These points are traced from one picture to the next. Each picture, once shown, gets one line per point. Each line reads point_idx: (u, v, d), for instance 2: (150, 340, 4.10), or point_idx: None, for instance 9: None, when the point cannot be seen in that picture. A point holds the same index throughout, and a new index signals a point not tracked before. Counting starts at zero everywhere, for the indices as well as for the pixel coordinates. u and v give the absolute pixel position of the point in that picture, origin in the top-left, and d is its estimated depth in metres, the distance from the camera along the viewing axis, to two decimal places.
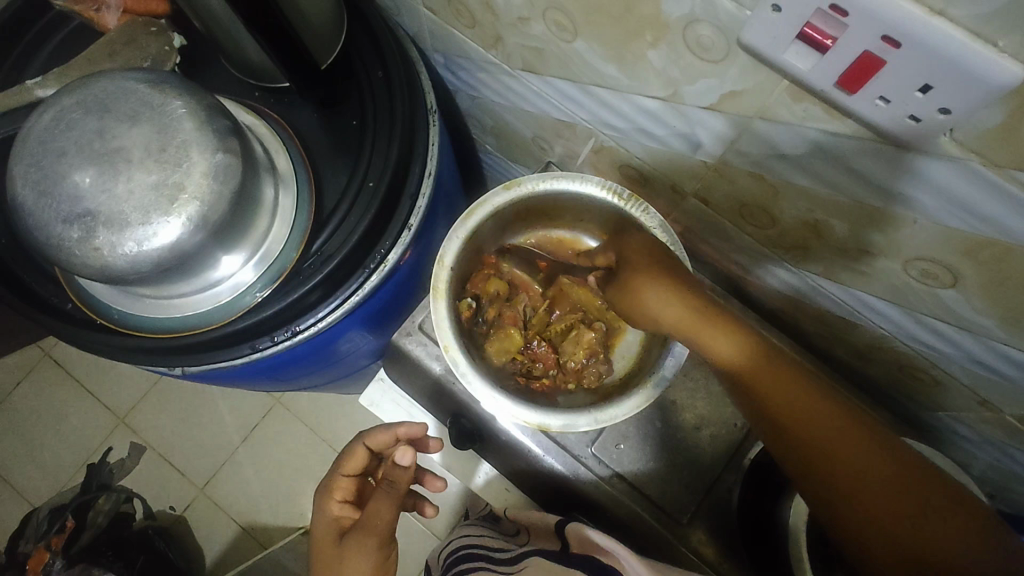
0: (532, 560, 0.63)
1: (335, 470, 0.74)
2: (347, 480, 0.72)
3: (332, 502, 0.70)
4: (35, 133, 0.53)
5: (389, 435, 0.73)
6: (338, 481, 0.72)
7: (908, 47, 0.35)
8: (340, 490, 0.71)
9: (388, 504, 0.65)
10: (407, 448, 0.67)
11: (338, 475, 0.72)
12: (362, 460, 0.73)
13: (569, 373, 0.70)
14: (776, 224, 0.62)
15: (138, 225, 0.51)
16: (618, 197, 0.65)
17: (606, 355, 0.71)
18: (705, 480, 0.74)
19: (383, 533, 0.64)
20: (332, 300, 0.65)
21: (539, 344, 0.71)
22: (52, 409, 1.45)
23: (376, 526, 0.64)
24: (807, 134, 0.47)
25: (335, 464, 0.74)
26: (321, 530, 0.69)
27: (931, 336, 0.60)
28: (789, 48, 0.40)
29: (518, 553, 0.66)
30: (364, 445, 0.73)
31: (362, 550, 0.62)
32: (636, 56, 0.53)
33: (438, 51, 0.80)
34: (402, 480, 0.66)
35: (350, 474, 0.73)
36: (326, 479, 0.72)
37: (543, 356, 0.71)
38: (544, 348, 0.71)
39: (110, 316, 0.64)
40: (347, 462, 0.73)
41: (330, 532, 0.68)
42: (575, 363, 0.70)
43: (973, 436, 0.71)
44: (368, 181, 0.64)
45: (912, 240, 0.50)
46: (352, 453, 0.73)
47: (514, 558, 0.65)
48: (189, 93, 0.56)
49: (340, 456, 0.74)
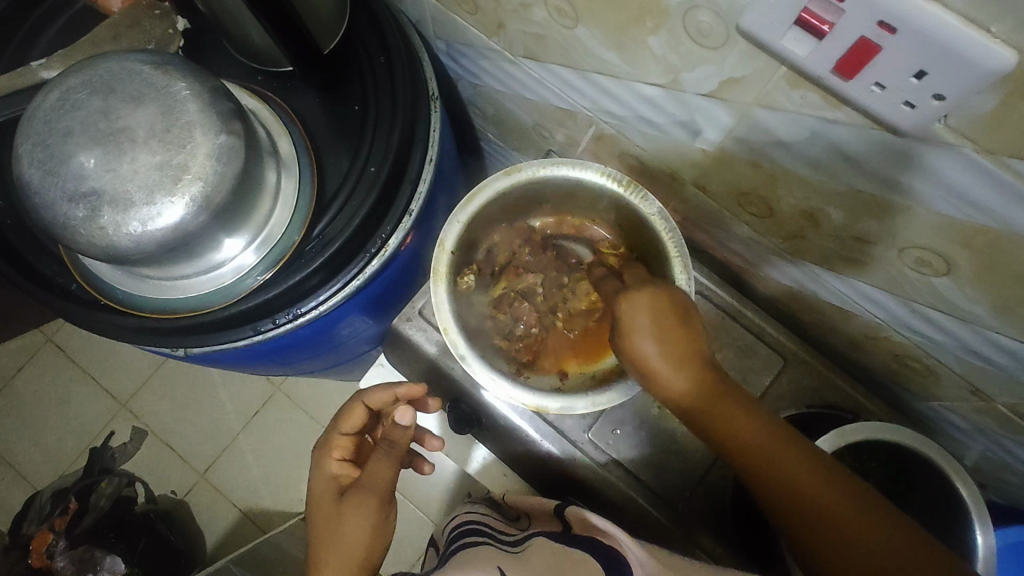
0: (537, 539, 0.64)
1: (333, 429, 0.74)
2: (346, 439, 0.73)
3: (331, 460, 0.71)
4: (41, 113, 0.53)
5: (388, 395, 0.73)
6: (337, 441, 0.73)
7: (904, 33, 0.35)
8: (339, 449, 0.72)
9: (389, 464, 0.67)
10: (407, 408, 0.65)
11: (337, 434, 0.73)
12: (360, 419, 0.74)
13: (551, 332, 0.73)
14: (774, 213, 0.62)
15: (142, 205, 0.52)
16: (618, 184, 0.65)
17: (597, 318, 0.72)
18: (696, 468, 0.75)
19: (383, 492, 0.67)
20: (333, 283, 0.65)
21: (525, 306, 0.74)
22: (55, 393, 1.47)
23: (377, 485, 0.66)
24: (805, 122, 0.48)
25: (332, 422, 0.74)
26: (320, 485, 0.70)
27: (926, 325, 0.60)
28: (787, 34, 0.40)
29: (523, 535, 0.67)
30: (364, 404, 0.73)
31: (363, 508, 0.65)
32: (636, 43, 0.54)
33: (440, 38, 0.80)
34: (401, 441, 0.66)
35: (349, 433, 0.73)
36: (325, 437, 0.73)
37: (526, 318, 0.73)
38: (527, 309, 0.73)
39: (114, 297, 0.65)
40: (346, 421, 0.73)
41: (330, 490, 0.70)
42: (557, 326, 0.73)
43: (966, 425, 0.72)
44: (370, 168, 0.65)
45: (906, 227, 0.51)
46: (351, 412, 0.73)
47: (518, 540, 0.66)
48: (192, 75, 0.57)
49: (338, 415, 0.74)
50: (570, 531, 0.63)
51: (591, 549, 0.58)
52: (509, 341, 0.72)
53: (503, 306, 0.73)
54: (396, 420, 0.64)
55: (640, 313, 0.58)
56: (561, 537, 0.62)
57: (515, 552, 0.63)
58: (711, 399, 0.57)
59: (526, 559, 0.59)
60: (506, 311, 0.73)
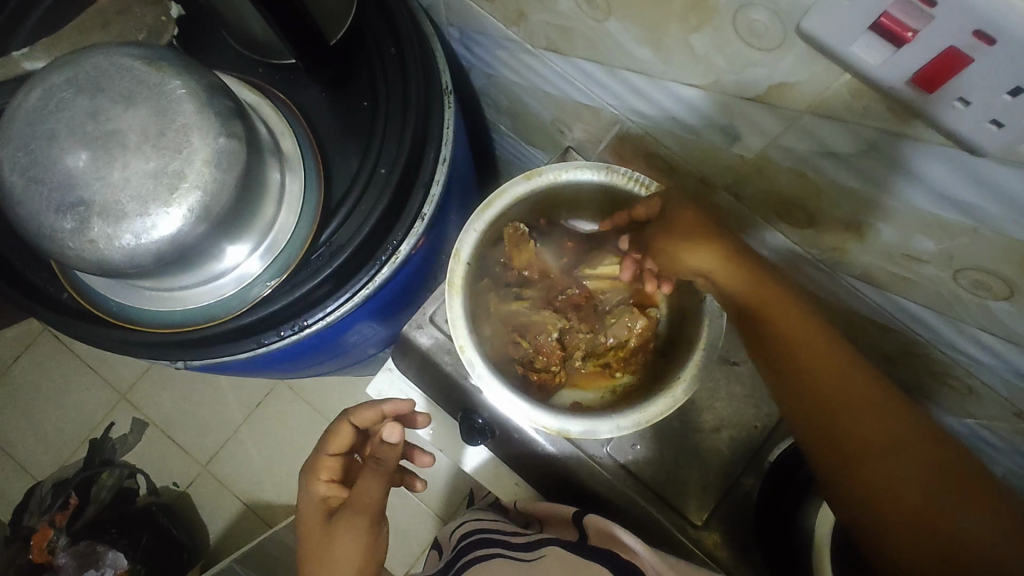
0: (551, 549, 0.61)
1: (319, 449, 0.71)
2: (333, 459, 0.70)
3: (318, 482, 0.68)
4: (21, 114, 0.49)
5: (375, 413, 0.71)
6: (324, 461, 0.69)
7: (1004, 45, 0.31)
8: (326, 469, 0.69)
9: (378, 482, 0.65)
10: (395, 425, 0.66)
11: (323, 454, 0.70)
12: (348, 439, 0.71)
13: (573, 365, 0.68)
14: (814, 223, 0.58)
15: (136, 216, 0.48)
16: (645, 189, 0.61)
17: (631, 346, 0.66)
18: (718, 484, 0.72)
19: (372, 511, 0.64)
20: (341, 294, 0.61)
21: (548, 336, 0.67)
22: (52, 384, 1.44)
23: (366, 505, 0.64)
24: (864, 135, 0.43)
25: (319, 442, 0.71)
26: (308, 509, 0.67)
27: (972, 345, 0.57)
28: (859, 39, 0.36)
29: (534, 539, 0.64)
30: (350, 423, 0.70)
31: (353, 529, 0.63)
32: (674, 40, 0.49)
33: (452, 25, 0.75)
34: (390, 459, 0.66)
35: (336, 453, 0.70)
36: (311, 459, 0.70)
37: (549, 350, 0.67)
38: (551, 341, 0.67)
39: (107, 308, 0.61)
40: (333, 441, 0.70)
41: (317, 512, 0.66)
42: (578, 359, 0.68)
43: (1000, 443, 0.69)
44: (380, 169, 0.61)
45: (965, 249, 0.47)
46: (337, 432, 0.70)
47: (530, 545, 0.63)
48: (188, 72, 0.52)
49: (325, 435, 0.71)
50: (582, 542, 0.60)
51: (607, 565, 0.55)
52: (529, 371, 0.66)
53: (519, 333, 0.67)
54: (384, 437, 0.64)
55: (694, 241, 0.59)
56: (572, 548, 0.59)
57: (530, 562, 0.59)
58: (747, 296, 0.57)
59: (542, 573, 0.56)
60: (528, 337, 0.67)
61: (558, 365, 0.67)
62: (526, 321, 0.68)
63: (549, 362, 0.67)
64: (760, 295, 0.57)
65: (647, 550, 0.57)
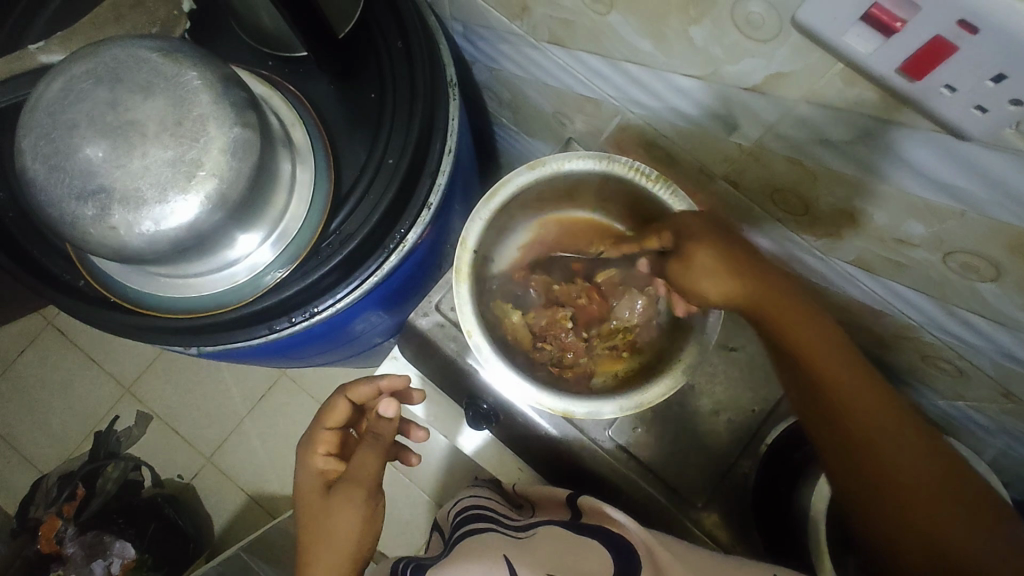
0: (542, 530, 0.60)
1: (316, 424, 0.73)
2: (330, 434, 0.72)
3: (315, 456, 0.71)
4: (43, 104, 0.50)
5: (371, 388, 0.72)
6: (321, 435, 0.72)
7: (987, 34, 0.32)
8: (323, 444, 0.71)
9: (375, 456, 0.67)
10: (392, 400, 0.67)
11: (320, 429, 0.72)
12: (344, 415, 0.73)
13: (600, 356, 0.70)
14: (810, 210, 0.60)
15: (154, 203, 0.49)
16: (645, 178, 0.62)
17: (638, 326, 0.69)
18: (717, 466, 0.74)
19: (370, 483, 0.66)
20: (349, 282, 0.63)
21: (567, 333, 0.70)
22: (57, 377, 1.45)
23: (364, 477, 0.66)
24: (856, 121, 0.45)
25: (315, 417, 0.73)
26: (306, 482, 0.69)
27: (961, 327, 0.59)
28: (851, 30, 0.38)
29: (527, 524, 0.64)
30: (346, 399, 0.72)
31: (351, 498, 0.64)
32: (675, 32, 0.50)
33: (456, 19, 0.76)
34: (387, 432, 0.68)
35: (333, 427, 0.72)
36: (308, 433, 0.72)
37: (572, 346, 0.70)
38: (571, 337, 0.70)
39: (124, 295, 0.63)
40: (329, 416, 0.72)
41: (315, 486, 0.68)
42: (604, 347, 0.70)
43: (990, 425, 0.71)
44: (387, 160, 0.62)
45: (954, 232, 0.49)
46: (333, 407, 0.72)
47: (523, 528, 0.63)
48: (203, 63, 0.53)
49: (321, 409, 0.73)
50: (578, 520, 0.62)
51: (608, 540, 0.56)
52: (563, 370, 0.69)
53: (538, 334, 0.70)
54: (381, 412, 0.66)
55: (707, 267, 0.59)
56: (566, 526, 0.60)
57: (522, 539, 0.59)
58: (773, 307, 0.57)
59: (531, 548, 0.55)
60: (548, 340, 0.69)
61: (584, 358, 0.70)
62: (547, 324, 0.70)
63: (576, 357, 0.69)
64: (777, 310, 0.57)
65: (631, 521, 0.58)
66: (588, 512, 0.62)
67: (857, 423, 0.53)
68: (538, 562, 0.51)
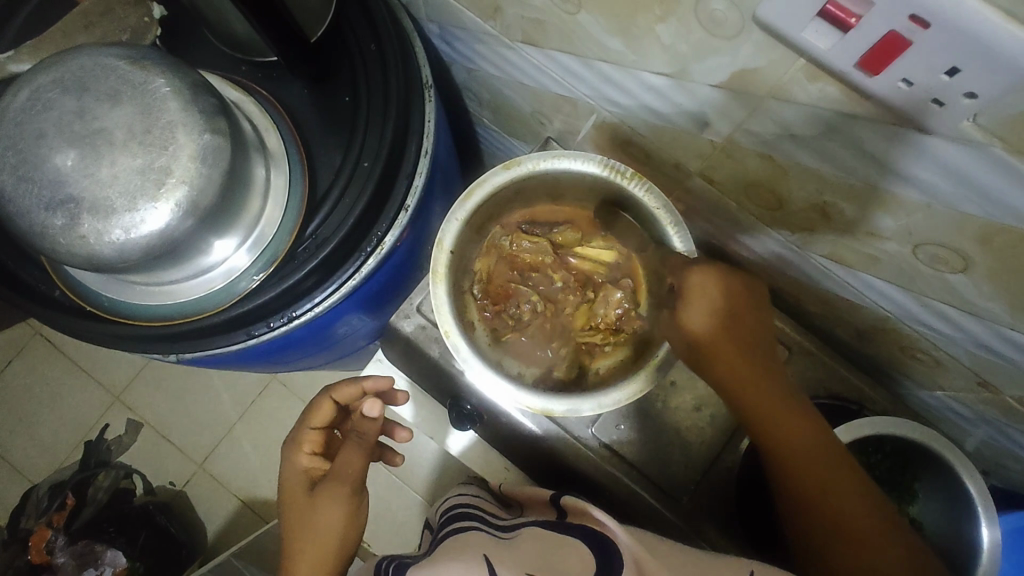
0: (527, 530, 0.59)
1: (302, 423, 0.72)
2: (314, 433, 0.71)
3: (301, 454, 0.70)
4: (10, 114, 0.50)
5: (356, 389, 0.71)
6: (306, 435, 0.71)
7: (937, 28, 0.33)
8: (307, 443, 0.71)
9: (359, 454, 0.66)
10: (376, 400, 0.65)
11: (306, 428, 0.71)
12: (329, 414, 0.72)
13: (574, 342, 0.70)
14: (783, 205, 0.60)
15: (124, 212, 0.49)
16: (619, 176, 0.63)
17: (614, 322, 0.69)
18: (702, 462, 0.74)
19: (353, 483, 0.65)
20: (327, 285, 0.63)
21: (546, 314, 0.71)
22: (44, 386, 1.44)
23: (347, 477, 0.65)
24: (820, 115, 0.45)
25: (302, 418, 0.72)
26: (292, 482, 0.69)
27: (936, 318, 0.59)
28: (809, 26, 0.38)
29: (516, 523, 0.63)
30: (331, 399, 0.71)
31: (333, 499, 0.64)
32: (642, 31, 0.51)
33: (431, 21, 0.76)
34: (370, 432, 0.66)
35: (318, 427, 0.72)
36: (295, 432, 0.71)
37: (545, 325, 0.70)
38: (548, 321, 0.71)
39: (100, 303, 0.63)
40: (314, 416, 0.71)
41: (301, 484, 0.69)
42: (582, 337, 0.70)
43: (970, 414, 0.72)
44: (362, 163, 0.62)
45: (923, 223, 0.49)
46: (318, 407, 0.71)
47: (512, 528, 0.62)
48: (172, 70, 0.53)
49: (307, 410, 0.72)
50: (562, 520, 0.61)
51: (579, 536, 0.56)
52: (524, 328, 0.70)
53: (516, 278, 0.71)
54: (364, 411, 0.64)
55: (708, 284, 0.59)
56: (551, 526, 0.59)
57: (507, 540, 0.57)
58: (727, 317, 0.58)
59: (514, 548, 0.54)
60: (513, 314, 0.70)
61: (553, 315, 0.71)
62: (533, 277, 0.71)
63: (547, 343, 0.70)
64: (719, 312, 0.58)
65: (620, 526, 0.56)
66: (572, 511, 0.61)
67: (774, 419, 0.58)
68: (519, 563, 0.50)
